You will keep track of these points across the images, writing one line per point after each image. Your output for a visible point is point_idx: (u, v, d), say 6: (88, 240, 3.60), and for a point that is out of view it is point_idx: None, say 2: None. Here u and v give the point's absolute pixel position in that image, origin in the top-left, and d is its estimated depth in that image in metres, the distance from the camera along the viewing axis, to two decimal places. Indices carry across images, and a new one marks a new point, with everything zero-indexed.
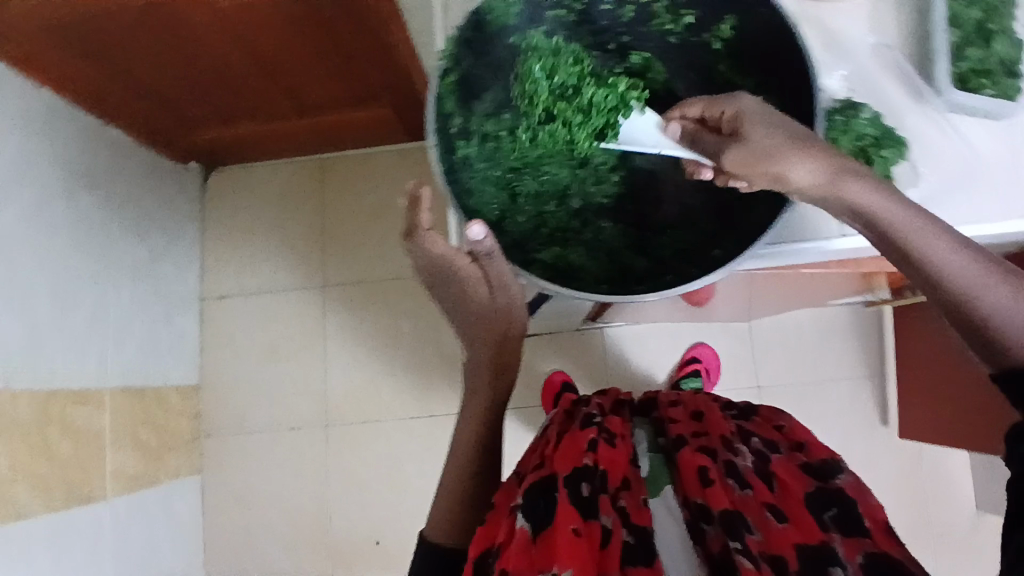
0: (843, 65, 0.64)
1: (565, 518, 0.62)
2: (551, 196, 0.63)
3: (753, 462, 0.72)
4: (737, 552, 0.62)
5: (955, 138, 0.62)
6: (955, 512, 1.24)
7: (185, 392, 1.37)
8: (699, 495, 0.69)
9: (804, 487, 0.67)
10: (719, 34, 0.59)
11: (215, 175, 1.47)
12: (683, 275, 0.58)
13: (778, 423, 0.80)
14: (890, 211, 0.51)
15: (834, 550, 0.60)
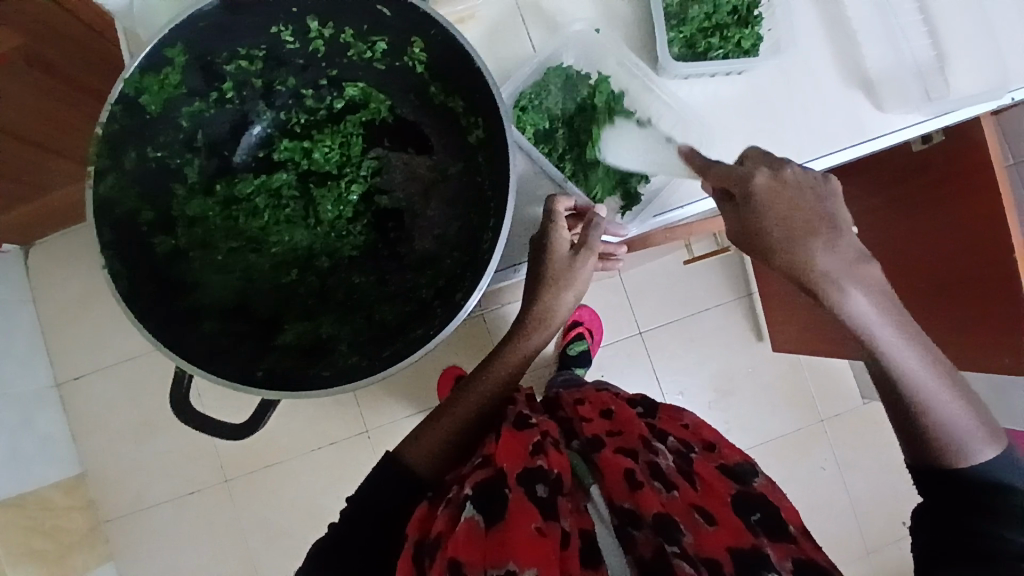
0: (569, 48, 0.62)
1: (525, 520, 0.58)
2: (292, 262, 0.58)
3: (674, 462, 0.66)
4: (674, 557, 0.56)
5: (677, 106, 0.62)
6: (843, 404, 1.29)
7: (69, 486, 1.29)
8: (625, 499, 0.64)
9: (728, 488, 0.60)
10: (416, 56, 0.51)
11: (34, 252, 1.34)
12: (430, 325, 0.51)
13: (683, 419, 0.74)
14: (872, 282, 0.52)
15: (766, 554, 0.54)
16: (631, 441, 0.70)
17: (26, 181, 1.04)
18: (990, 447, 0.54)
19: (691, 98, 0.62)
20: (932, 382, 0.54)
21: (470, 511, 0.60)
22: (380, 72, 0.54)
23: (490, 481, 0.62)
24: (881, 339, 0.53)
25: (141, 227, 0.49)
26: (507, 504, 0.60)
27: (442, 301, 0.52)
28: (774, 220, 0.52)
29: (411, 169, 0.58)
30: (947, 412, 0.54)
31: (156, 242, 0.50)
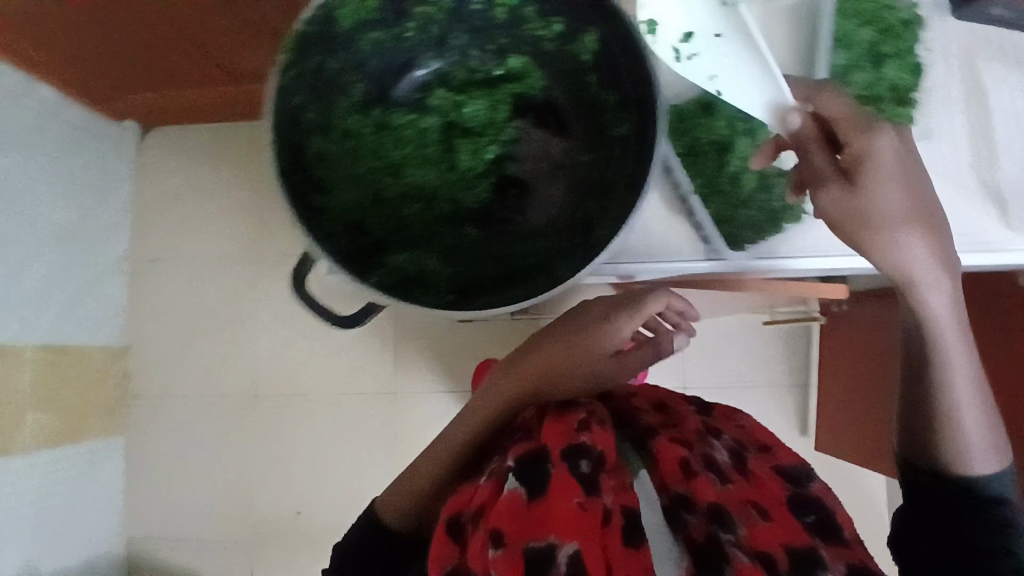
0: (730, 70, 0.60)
1: (566, 493, 0.52)
2: (417, 197, 0.60)
3: (729, 457, 0.62)
4: (730, 546, 0.52)
5: None
6: (867, 522, 1.25)
7: (112, 354, 1.37)
8: (678, 485, 0.58)
9: (783, 488, 0.58)
10: (586, 46, 0.53)
11: (150, 137, 1.44)
12: (528, 290, 0.54)
13: (740, 423, 0.72)
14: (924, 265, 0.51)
15: (821, 555, 0.51)
16: (687, 435, 0.65)
17: (174, 77, 1.21)
18: (995, 462, 0.52)
19: None
20: (961, 384, 0.51)
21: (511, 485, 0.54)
22: (544, 52, 0.57)
23: (533, 454, 0.57)
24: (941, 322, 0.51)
25: (302, 123, 0.53)
26: (548, 476, 0.55)
27: (542, 274, 0.55)
28: (866, 212, 0.51)
29: (545, 148, 0.61)
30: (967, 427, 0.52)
31: (309, 142, 0.54)
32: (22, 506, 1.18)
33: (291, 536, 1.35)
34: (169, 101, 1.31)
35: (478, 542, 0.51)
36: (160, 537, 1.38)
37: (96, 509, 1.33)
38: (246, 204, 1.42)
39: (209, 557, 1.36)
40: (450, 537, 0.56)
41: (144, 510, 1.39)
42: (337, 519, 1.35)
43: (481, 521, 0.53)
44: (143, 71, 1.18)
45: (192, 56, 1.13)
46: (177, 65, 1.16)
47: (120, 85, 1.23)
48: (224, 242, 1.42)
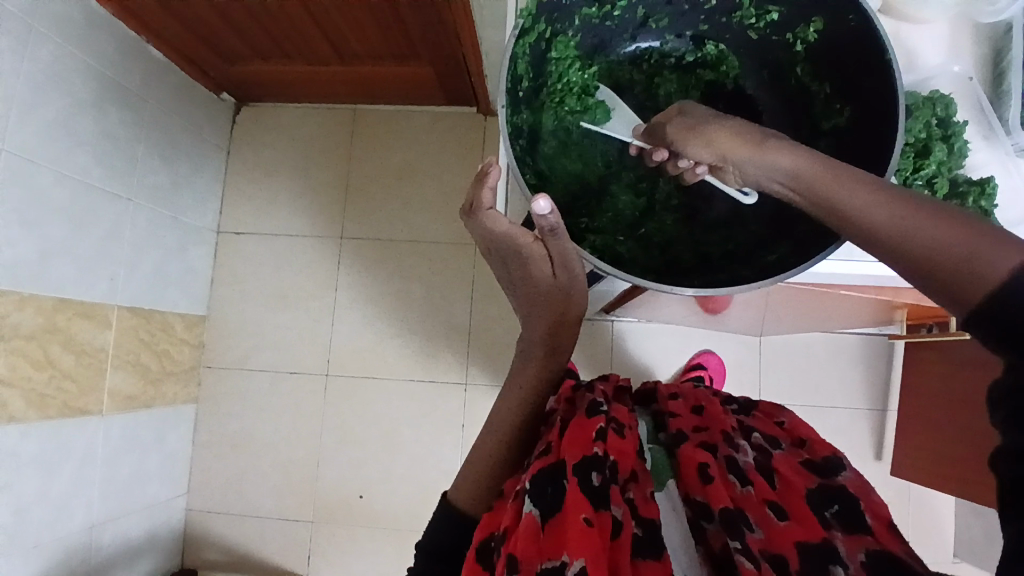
0: (933, 79, 0.61)
1: (576, 507, 0.52)
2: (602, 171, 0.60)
3: (755, 458, 0.61)
4: (737, 552, 0.53)
5: (1016, 176, 0.59)
6: (934, 554, 1.25)
7: (191, 321, 1.38)
8: (697, 492, 0.59)
9: (807, 483, 0.58)
10: (803, 36, 0.55)
11: (244, 111, 1.47)
12: (732, 276, 0.53)
13: (778, 419, 0.69)
14: (802, 165, 0.44)
15: (835, 548, 0.52)
16: (714, 439, 0.63)
17: (281, 47, 1.21)
18: (995, 252, 0.37)
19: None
20: (921, 227, 0.39)
21: (528, 506, 0.54)
22: (747, 40, 0.60)
23: (549, 472, 0.57)
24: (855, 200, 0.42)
25: (520, 87, 0.53)
26: (562, 495, 0.55)
27: (744, 263, 0.54)
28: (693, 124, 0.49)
29: None
30: (921, 225, 0.39)
31: (522, 110, 0.54)
32: (103, 464, 1.17)
33: (356, 517, 1.35)
34: (270, 72, 1.31)
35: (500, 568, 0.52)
36: (221, 509, 1.38)
37: (165, 476, 1.33)
38: (333, 184, 1.43)
39: (272, 531, 1.36)
40: (481, 565, 0.56)
41: (208, 481, 1.39)
42: (402, 505, 1.35)
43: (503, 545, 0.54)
44: (254, 37, 1.17)
45: (309, 33, 1.15)
46: (292, 41, 1.18)
47: (229, 55, 1.25)
48: (308, 220, 1.43)
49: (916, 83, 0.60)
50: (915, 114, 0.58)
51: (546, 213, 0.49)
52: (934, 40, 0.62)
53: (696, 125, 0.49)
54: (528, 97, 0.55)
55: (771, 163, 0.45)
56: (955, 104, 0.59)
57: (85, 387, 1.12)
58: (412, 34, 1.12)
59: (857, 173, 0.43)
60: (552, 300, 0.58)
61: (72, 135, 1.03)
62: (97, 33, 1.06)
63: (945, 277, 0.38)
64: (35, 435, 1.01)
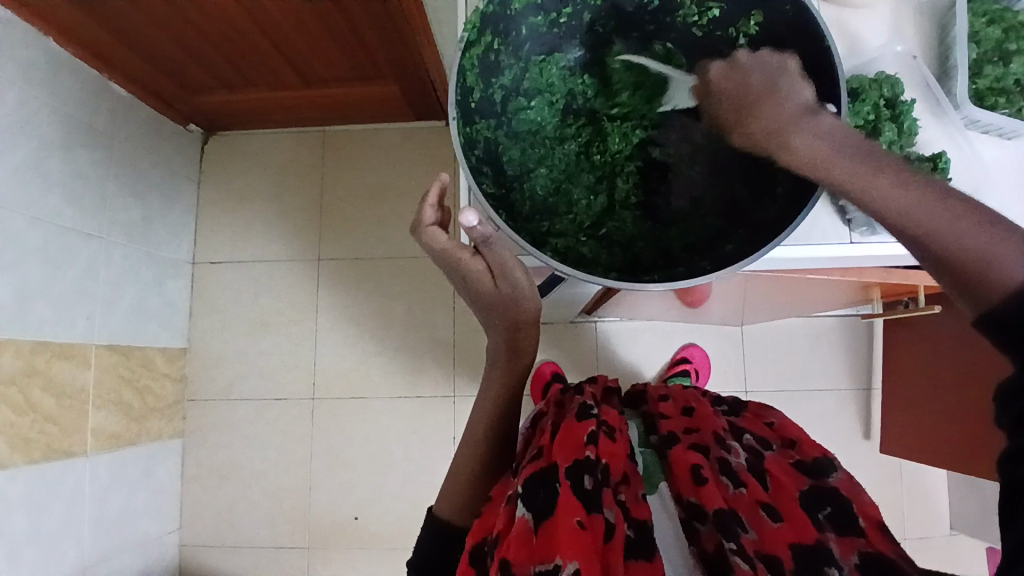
0: (878, 61, 0.62)
1: (568, 511, 0.53)
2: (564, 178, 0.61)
3: (746, 459, 0.62)
4: (733, 554, 0.53)
5: (964, 151, 0.61)
6: (929, 529, 1.26)
7: (172, 355, 1.37)
8: (690, 494, 0.59)
9: (799, 485, 0.58)
10: (745, 30, 0.57)
11: (212, 141, 1.47)
12: (695, 268, 0.54)
13: (768, 420, 0.69)
14: (832, 154, 0.45)
15: (829, 549, 0.52)
16: (704, 439, 0.64)
17: (247, 75, 1.21)
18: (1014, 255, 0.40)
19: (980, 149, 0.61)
20: (940, 227, 0.42)
21: (521, 510, 0.54)
22: (693, 38, 0.60)
23: (541, 475, 0.57)
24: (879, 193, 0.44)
25: (471, 102, 0.54)
26: (555, 497, 0.55)
27: (705, 255, 0.55)
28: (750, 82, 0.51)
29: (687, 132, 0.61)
30: (954, 229, 0.42)
31: (477, 125, 0.55)
32: (92, 506, 1.16)
33: (352, 539, 1.34)
34: (237, 100, 1.31)
35: (494, 572, 0.52)
36: (215, 543, 1.36)
37: (155, 513, 1.31)
38: (307, 208, 1.43)
39: (269, 560, 1.34)
40: (475, 570, 0.56)
41: (199, 514, 1.37)
42: (399, 523, 1.34)
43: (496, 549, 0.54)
44: (219, 67, 1.17)
45: (274, 60, 1.15)
46: (257, 69, 1.18)
47: (194, 87, 1.25)
48: (284, 245, 1.42)
49: (861, 67, 0.62)
50: (861, 97, 0.59)
51: (475, 224, 0.51)
52: (877, 23, 0.64)
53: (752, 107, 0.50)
54: (481, 109, 0.56)
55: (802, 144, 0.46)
56: (901, 84, 0.60)
57: (68, 428, 1.10)
58: (375, 53, 1.13)
59: (887, 172, 0.44)
60: (505, 304, 0.58)
61: (41, 177, 1.02)
62: (59, 73, 1.06)
63: (975, 281, 0.41)
64: (21, 482, 1.00)
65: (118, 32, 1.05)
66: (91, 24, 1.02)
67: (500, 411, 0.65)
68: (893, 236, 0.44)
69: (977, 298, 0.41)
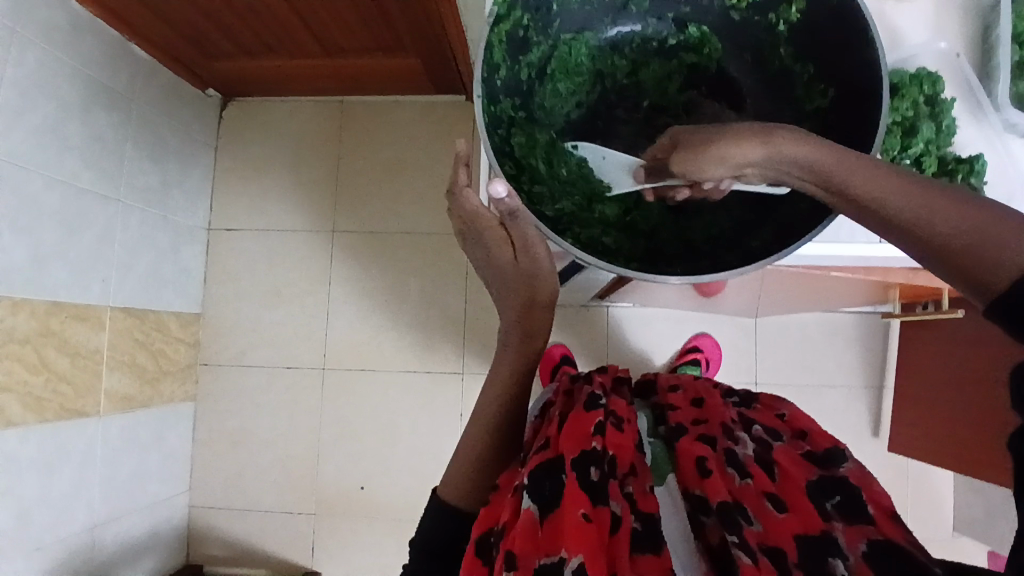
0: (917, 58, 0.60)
1: (573, 503, 0.53)
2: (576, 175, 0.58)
3: (754, 450, 0.62)
4: (734, 547, 0.54)
5: (1005, 155, 0.59)
6: (932, 528, 1.26)
7: (186, 320, 1.38)
8: (695, 486, 0.59)
9: (807, 475, 0.58)
10: (786, 16, 0.55)
11: (231, 106, 1.45)
12: (717, 261, 0.53)
13: (780, 410, 0.69)
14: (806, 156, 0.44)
15: (834, 539, 0.52)
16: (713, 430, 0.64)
17: (266, 42, 1.19)
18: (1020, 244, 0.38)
19: (1020, 154, 0.59)
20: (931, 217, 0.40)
21: (526, 502, 0.55)
22: (729, 22, 0.59)
23: (549, 467, 0.57)
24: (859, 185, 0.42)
25: (497, 79, 0.53)
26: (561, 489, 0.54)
27: (730, 248, 0.54)
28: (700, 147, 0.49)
29: (719, 119, 0.60)
30: (946, 219, 0.40)
31: (502, 103, 0.54)
32: (104, 465, 1.18)
33: (357, 509, 1.36)
34: (257, 67, 1.29)
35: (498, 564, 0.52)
36: (223, 505, 1.38)
37: (166, 474, 1.33)
38: (323, 179, 1.42)
39: (275, 525, 1.37)
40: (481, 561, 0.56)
41: (208, 477, 1.39)
42: (403, 496, 1.35)
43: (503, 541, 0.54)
44: (238, 32, 1.16)
45: (294, 26, 1.13)
46: (276, 36, 1.17)
47: (214, 52, 1.24)
48: (299, 215, 1.42)
49: (902, 62, 0.60)
50: (901, 93, 0.57)
51: (503, 196, 0.50)
52: (922, 16, 0.61)
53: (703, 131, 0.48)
54: (505, 87, 0.55)
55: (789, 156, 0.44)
56: (943, 82, 0.58)
57: (82, 389, 1.12)
58: (398, 24, 1.11)
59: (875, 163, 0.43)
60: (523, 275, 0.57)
61: (58, 138, 1.02)
62: (78, 32, 1.04)
63: (972, 271, 0.39)
64: (34, 440, 1.01)
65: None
66: None
67: (510, 394, 0.65)
68: (887, 232, 0.42)
69: (978, 287, 0.39)
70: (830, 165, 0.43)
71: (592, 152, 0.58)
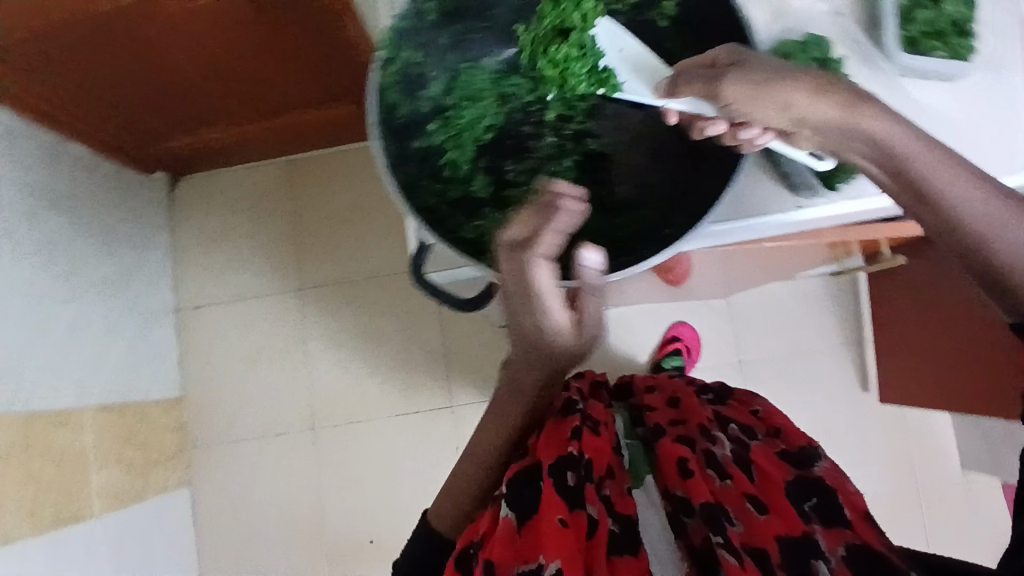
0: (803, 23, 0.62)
1: (550, 508, 0.58)
2: (493, 195, 0.61)
3: (732, 450, 0.64)
4: (719, 546, 0.57)
5: (911, 99, 0.61)
6: (942, 472, 1.26)
7: (167, 405, 1.37)
8: (677, 486, 0.63)
9: (785, 475, 0.60)
10: (664, 11, 0.58)
11: (180, 184, 1.46)
12: (634, 257, 0.56)
13: (756, 405, 0.71)
14: (897, 136, 0.48)
15: (816, 541, 0.54)
16: (691, 431, 0.67)
17: (203, 117, 1.21)
18: None
19: (926, 96, 0.61)
20: (985, 214, 0.48)
21: (505, 511, 0.59)
22: (617, 25, 0.60)
23: (526, 475, 0.62)
24: (928, 167, 0.48)
25: (397, 118, 0.56)
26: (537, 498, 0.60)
27: (647, 240, 0.56)
28: (750, 89, 0.50)
29: (621, 119, 0.62)
30: (991, 221, 0.48)
31: (405, 140, 0.57)
32: (106, 567, 1.16)
33: (370, 563, 1.34)
34: (198, 141, 1.31)
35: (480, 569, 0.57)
36: None
37: (172, 564, 1.31)
38: (281, 239, 1.43)
39: None
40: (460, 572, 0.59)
41: (216, 559, 1.37)
42: None
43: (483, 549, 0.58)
44: (172, 112, 1.17)
45: (225, 96, 1.14)
46: (210, 108, 1.18)
47: (152, 134, 1.24)
48: (264, 279, 1.42)
49: (792, 29, 0.61)
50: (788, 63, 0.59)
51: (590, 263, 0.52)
52: None
53: (768, 84, 0.49)
54: (407, 124, 0.57)
55: (860, 131, 0.48)
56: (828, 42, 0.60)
57: (73, 492, 1.10)
58: (324, 76, 1.12)
59: (942, 150, 0.49)
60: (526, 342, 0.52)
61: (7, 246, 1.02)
62: (11, 139, 1.05)
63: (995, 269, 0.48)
64: (32, 552, 1.00)
65: (65, 91, 1.04)
66: (34, 87, 1.01)
67: None
68: (933, 225, 0.49)
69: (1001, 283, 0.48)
70: (907, 153, 0.48)
71: (610, 43, 0.57)
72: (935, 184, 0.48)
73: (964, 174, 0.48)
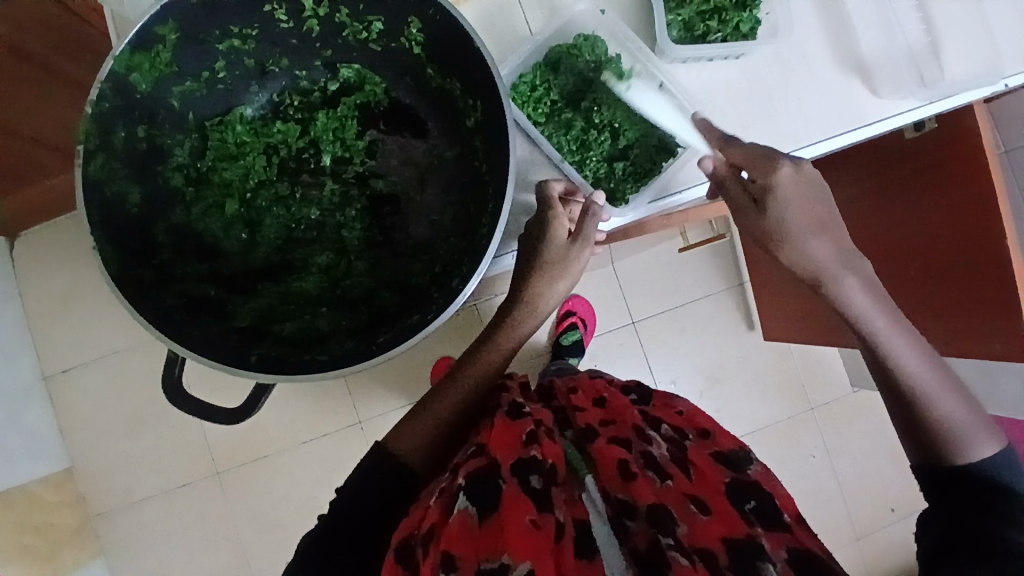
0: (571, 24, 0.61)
1: (518, 510, 0.54)
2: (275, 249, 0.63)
3: (666, 450, 0.64)
4: (670, 549, 0.54)
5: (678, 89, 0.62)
6: (833, 392, 1.31)
7: (57, 481, 1.28)
8: (618, 490, 0.60)
9: (722, 475, 0.59)
10: (413, 37, 0.53)
11: (18, 244, 1.32)
12: (424, 313, 0.53)
13: (676, 407, 0.73)
14: (864, 312, 0.57)
15: (760, 544, 0.52)
16: (623, 433, 0.67)
17: (23, 178, 1.08)
18: (979, 426, 0.57)
19: (691, 82, 0.62)
20: (931, 383, 0.58)
21: (463, 505, 0.56)
22: (374, 53, 0.57)
23: (484, 472, 0.58)
24: (878, 324, 0.58)
25: (131, 207, 0.53)
26: (501, 494, 0.56)
27: (441, 290, 0.53)
28: (790, 212, 0.56)
29: (405, 152, 0.62)
30: (939, 393, 0.58)
31: (151, 229, 0.55)
32: None
33: None
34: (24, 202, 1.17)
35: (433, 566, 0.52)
36: None
37: None
38: None
39: None
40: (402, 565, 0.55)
41: None
42: None
43: (433, 544, 0.53)
44: None
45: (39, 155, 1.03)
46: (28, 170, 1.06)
47: None
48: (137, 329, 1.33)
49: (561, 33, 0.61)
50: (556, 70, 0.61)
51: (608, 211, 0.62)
52: None
53: (813, 213, 0.56)
54: (149, 206, 0.55)
55: (849, 300, 0.57)
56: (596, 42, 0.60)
57: None
58: None
59: (906, 338, 0.58)
60: (558, 266, 0.61)
61: None
62: None
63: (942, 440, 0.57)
64: None
65: None
66: None
67: None
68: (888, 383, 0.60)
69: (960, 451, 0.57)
70: (862, 315, 0.58)
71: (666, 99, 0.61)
72: (897, 355, 0.58)
73: (920, 354, 0.58)
